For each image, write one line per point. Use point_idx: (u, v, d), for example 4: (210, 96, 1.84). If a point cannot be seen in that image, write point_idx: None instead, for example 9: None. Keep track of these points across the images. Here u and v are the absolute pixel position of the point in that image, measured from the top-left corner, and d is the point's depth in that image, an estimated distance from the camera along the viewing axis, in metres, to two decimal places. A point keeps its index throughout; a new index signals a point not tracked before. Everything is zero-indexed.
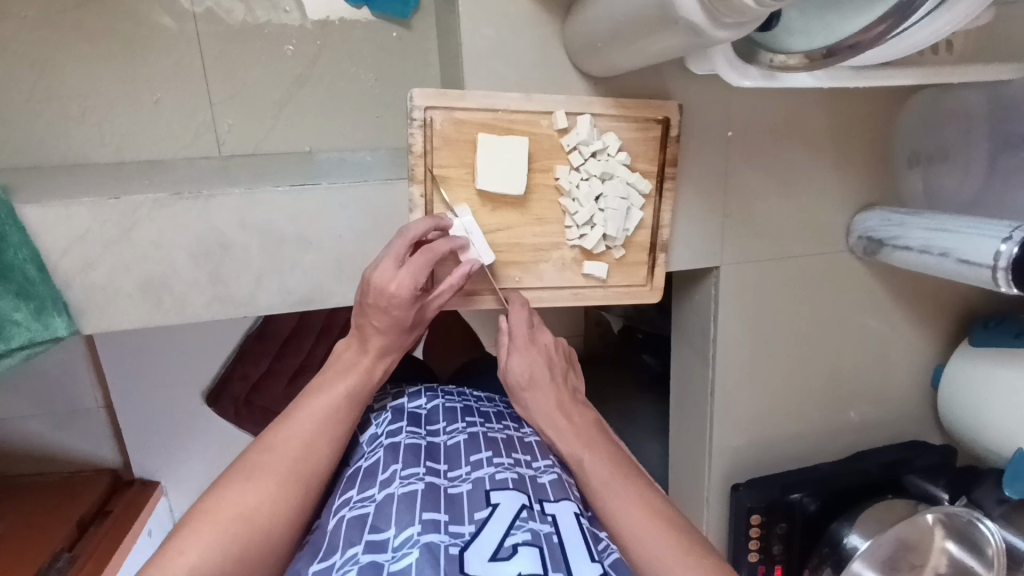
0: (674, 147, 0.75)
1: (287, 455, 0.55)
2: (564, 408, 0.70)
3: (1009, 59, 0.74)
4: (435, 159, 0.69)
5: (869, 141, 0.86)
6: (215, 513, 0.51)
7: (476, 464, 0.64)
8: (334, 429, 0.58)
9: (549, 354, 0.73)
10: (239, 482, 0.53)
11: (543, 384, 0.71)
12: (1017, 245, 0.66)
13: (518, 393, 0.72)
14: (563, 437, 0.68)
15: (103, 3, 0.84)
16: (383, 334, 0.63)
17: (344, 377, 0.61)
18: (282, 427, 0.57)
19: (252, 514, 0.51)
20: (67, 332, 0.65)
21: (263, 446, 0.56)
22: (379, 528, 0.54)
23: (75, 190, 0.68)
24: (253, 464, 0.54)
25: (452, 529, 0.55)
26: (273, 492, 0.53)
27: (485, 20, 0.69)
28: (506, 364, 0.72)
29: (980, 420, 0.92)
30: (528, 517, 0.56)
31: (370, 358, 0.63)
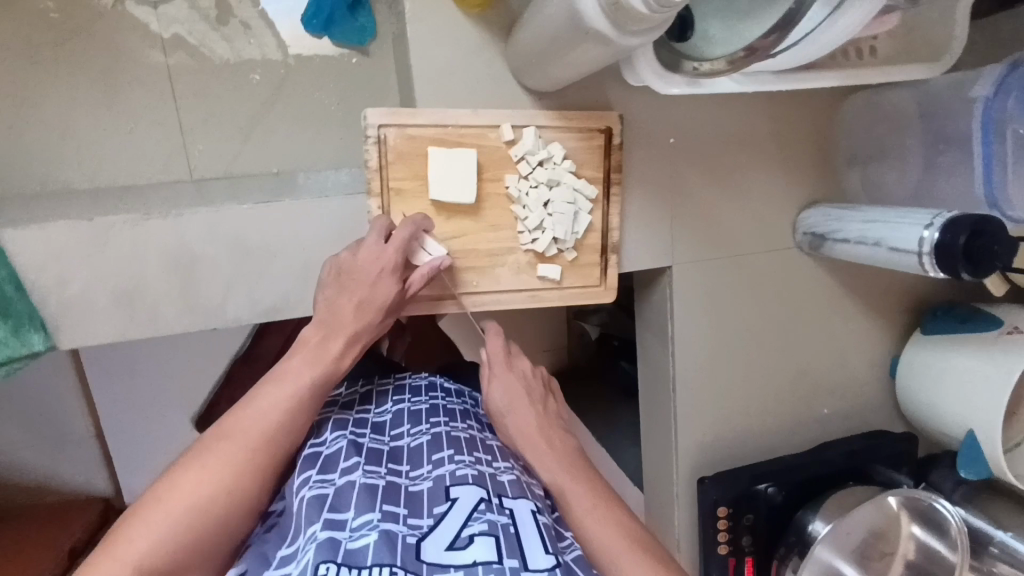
0: (617, 154, 0.80)
1: (245, 446, 0.57)
2: (545, 431, 0.73)
3: (926, 60, 0.79)
4: (391, 173, 0.74)
5: (806, 142, 0.91)
6: (168, 500, 0.53)
7: (438, 462, 0.65)
8: (293, 420, 0.61)
9: (527, 381, 0.79)
10: (192, 472, 0.55)
11: (521, 408, 0.75)
12: (938, 231, 0.70)
13: (500, 418, 0.75)
14: (539, 455, 0.70)
15: (78, 43, 0.92)
16: (352, 321, 0.68)
17: (309, 367, 0.63)
18: (242, 414, 0.59)
19: (207, 505, 0.53)
20: (43, 347, 0.70)
21: (222, 433, 0.58)
22: (339, 509, 0.56)
23: (52, 215, 0.73)
24: (209, 452, 0.56)
25: (410, 522, 0.57)
26: (229, 483, 0.55)
27: (432, 43, 0.74)
28: (486, 392, 0.77)
29: (934, 405, 0.94)
30: (486, 509, 0.57)
31: (336, 346, 0.66)
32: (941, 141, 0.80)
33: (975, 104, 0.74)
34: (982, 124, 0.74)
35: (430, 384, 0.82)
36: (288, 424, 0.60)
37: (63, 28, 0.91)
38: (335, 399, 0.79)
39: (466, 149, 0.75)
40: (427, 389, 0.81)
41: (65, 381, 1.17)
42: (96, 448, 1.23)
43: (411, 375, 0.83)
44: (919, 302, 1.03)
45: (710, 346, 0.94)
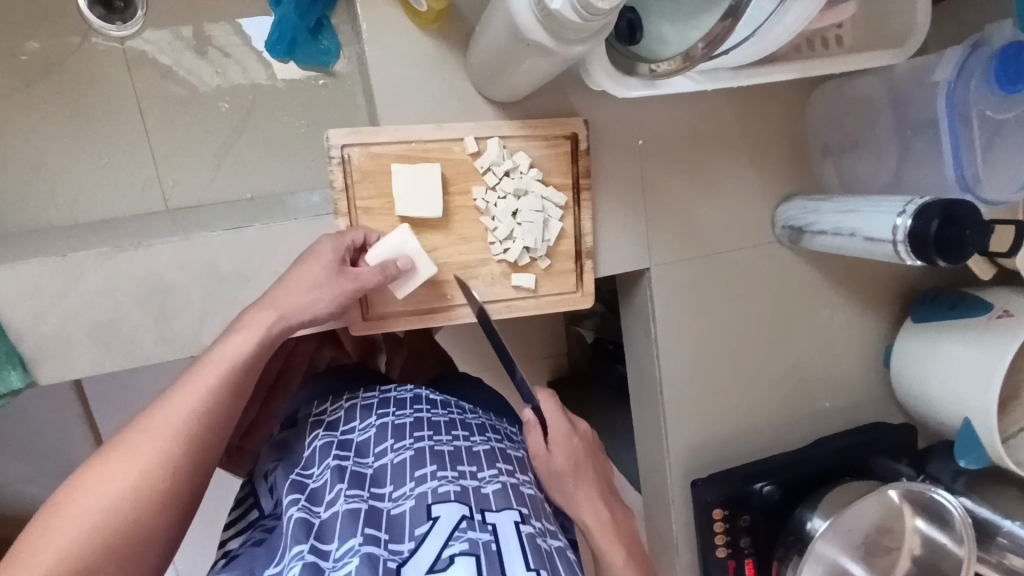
0: (585, 160, 0.80)
1: (170, 434, 0.51)
2: (605, 500, 0.70)
3: (889, 46, 0.78)
4: (357, 192, 0.75)
5: (777, 136, 0.90)
6: (81, 502, 0.45)
7: (420, 479, 0.64)
8: (222, 402, 0.55)
9: (586, 441, 0.73)
10: (106, 468, 0.48)
11: (585, 475, 0.70)
12: (911, 217, 0.69)
13: (562, 481, 0.70)
14: (605, 531, 0.67)
15: (50, 83, 0.94)
16: (295, 297, 0.64)
17: (239, 346, 0.58)
18: (164, 405, 0.53)
19: (128, 502, 0.46)
20: (21, 384, 0.72)
21: (141, 425, 0.51)
22: (324, 540, 0.57)
23: (25, 253, 0.75)
24: (129, 446, 0.49)
25: (392, 547, 0.56)
26: (156, 475, 0.48)
27: (389, 61, 0.75)
28: (546, 450, 0.71)
29: (928, 395, 0.92)
30: (467, 527, 0.56)
31: (268, 322, 0.61)
32: (909, 128, 0.80)
33: (939, 88, 0.73)
34: (946, 107, 0.73)
35: (415, 396, 0.80)
36: (219, 408, 0.54)
37: (33, 69, 0.93)
38: (318, 418, 0.79)
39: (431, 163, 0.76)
40: (412, 401, 0.79)
41: (60, 414, 1.19)
42: None
43: (396, 387, 0.81)
44: (908, 290, 1.02)
45: (696, 346, 0.94)
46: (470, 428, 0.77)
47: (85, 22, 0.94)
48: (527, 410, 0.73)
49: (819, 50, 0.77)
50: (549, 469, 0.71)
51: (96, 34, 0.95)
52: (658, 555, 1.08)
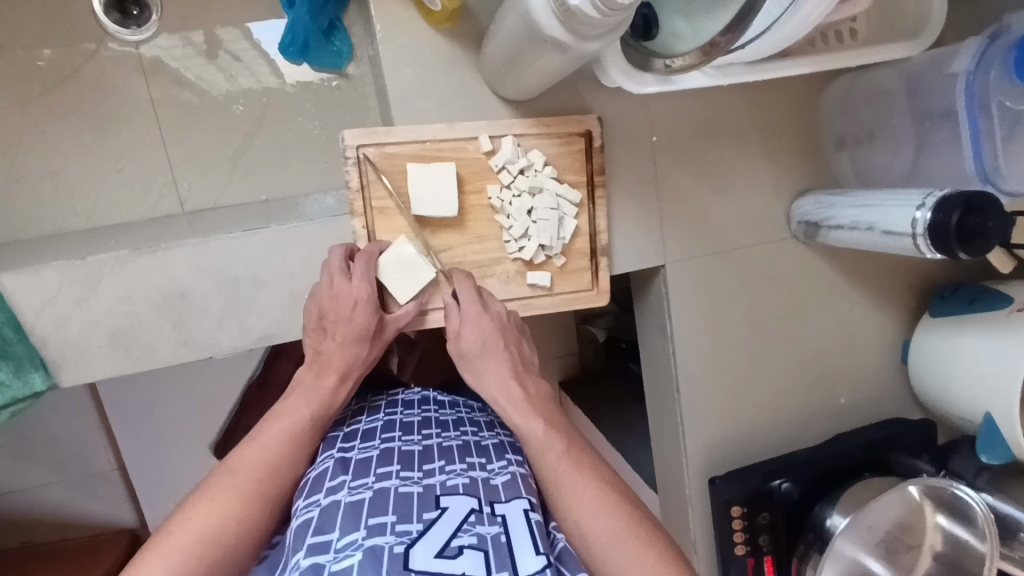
0: (599, 157, 0.80)
1: (251, 479, 0.60)
2: (518, 378, 0.72)
3: (905, 38, 0.78)
4: (373, 193, 0.75)
5: (791, 130, 0.90)
6: (180, 533, 0.54)
7: (429, 472, 0.65)
8: (294, 452, 0.64)
9: (501, 321, 0.75)
10: (201, 505, 0.57)
11: (494, 351, 0.73)
12: (930, 210, 0.69)
13: (472, 361, 0.73)
14: (518, 408, 0.68)
15: (66, 90, 0.95)
16: (343, 352, 0.71)
17: (306, 402, 0.67)
18: (245, 451, 0.62)
19: (217, 536, 0.55)
20: (44, 387, 0.73)
21: (227, 469, 0.60)
22: (323, 530, 0.55)
23: (46, 257, 0.75)
24: (219, 486, 0.58)
25: (399, 529, 0.55)
26: (239, 514, 0.57)
27: (403, 61, 0.75)
28: (458, 333, 0.74)
29: (948, 389, 0.92)
30: (476, 520, 0.56)
31: (332, 381, 0.70)
32: (927, 118, 0.79)
33: (958, 78, 0.73)
34: (966, 96, 0.72)
35: (423, 398, 0.82)
36: (289, 457, 0.64)
37: (50, 76, 0.94)
38: None
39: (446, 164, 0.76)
40: (420, 402, 0.81)
41: (79, 419, 1.20)
42: (119, 482, 1.25)
43: (404, 390, 0.84)
44: (925, 284, 1.01)
45: (711, 342, 0.93)
46: (480, 425, 0.79)
47: (101, 27, 0.95)
48: (443, 295, 0.76)
49: (833, 44, 0.77)
50: (461, 350, 0.74)
51: (111, 40, 0.96)
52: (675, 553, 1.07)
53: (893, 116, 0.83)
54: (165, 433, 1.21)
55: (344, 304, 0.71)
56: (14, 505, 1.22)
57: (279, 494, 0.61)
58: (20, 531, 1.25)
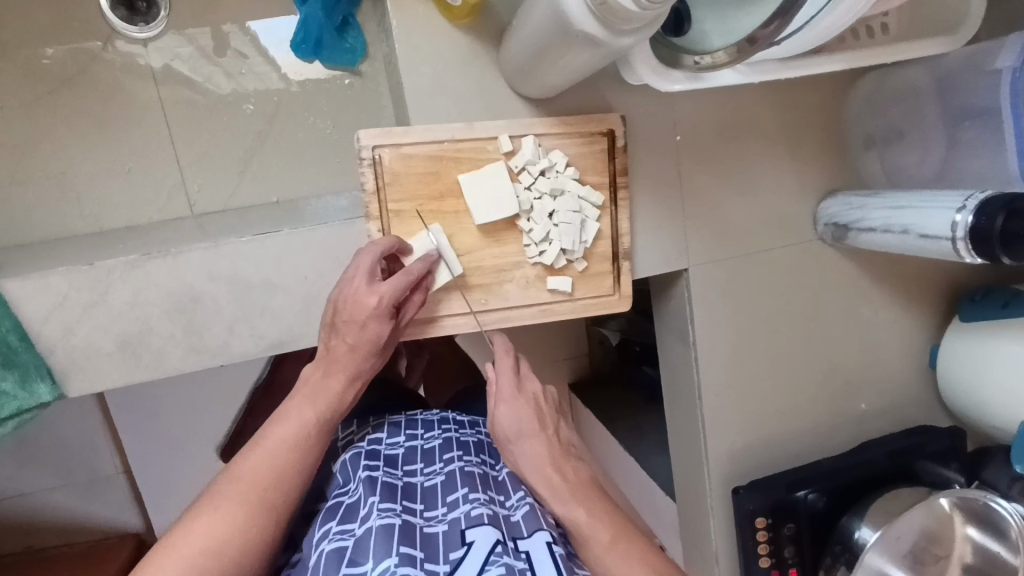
0: (622, 157, 0.77)
1: (256, 485, 0.57)
2: (557, 461, 0.68)
3: (941, 33, 0.74)
4: (389, 195, 0.73)
5: (819, 129, 0.87)
6: (181, 545, 0.52)
7: (453, 504, 0.64)
8: (305, 455, 0.61)
9: (538, 404, 0.72)
10: (206, 513, 0.54)
11: (532, 436, 0.70)
12: (972, 213, 0.66)
13: (509, 446, 0.70)
14: (556, 492, 0.66)
15: (73, 88, 0.92)
16: (354, 358, 0.67)
17: (312, 403, 0.64)
18: (249, 456, 0.59)
19: (222, 547, 0.53)
20: (51, 398, 0.71)
21: (232, 475, 0.58)
22: (357, 561, 0.55)
23: (53, 262, 0.73)
24: (222, 494, 0.56)
25: (427, 567, 0.56)
26: (244, 523, 0.54)
27: (421, 59, 0.72)
28: (494, 417, 0.71)
29: (980, 395, 0.88)
30: (503, 551, 0.56)
31: (342, 383, 0.66)
32: (965, 117, 0.76)
33: (1001, 76, 0.70)
34: (1009, 95, 0.70)
35: (442, 418, 0.81)
36: (298, 458, 0.60)
37: (57, 74, 0.92)
38: (346, 440, 0.79)
39: (489, 164, 0.74)
40: (439, 423, 0.81)
41: (85, 424, 1.17)
42: (128, 487, 1.24)
43: (422, 412, 0.83)
44: (955, 287, 0.97)
45: (735, 349, 0.90)
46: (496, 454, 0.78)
47: (107, 23, 0.93)
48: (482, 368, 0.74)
49: (867, 38, 0.74)
50: (498, 433, 0.71)
51: (118, 37, 0.93)
52: (696, 563, 1.05)
53: (925, 116, 0.80)
54: (174, 438, 1.20)
55: (360, 312, 0.65)
56: (20, 511, 1.20)
57: (289, 498, 0.58)
58: (26, 537, 1.23)
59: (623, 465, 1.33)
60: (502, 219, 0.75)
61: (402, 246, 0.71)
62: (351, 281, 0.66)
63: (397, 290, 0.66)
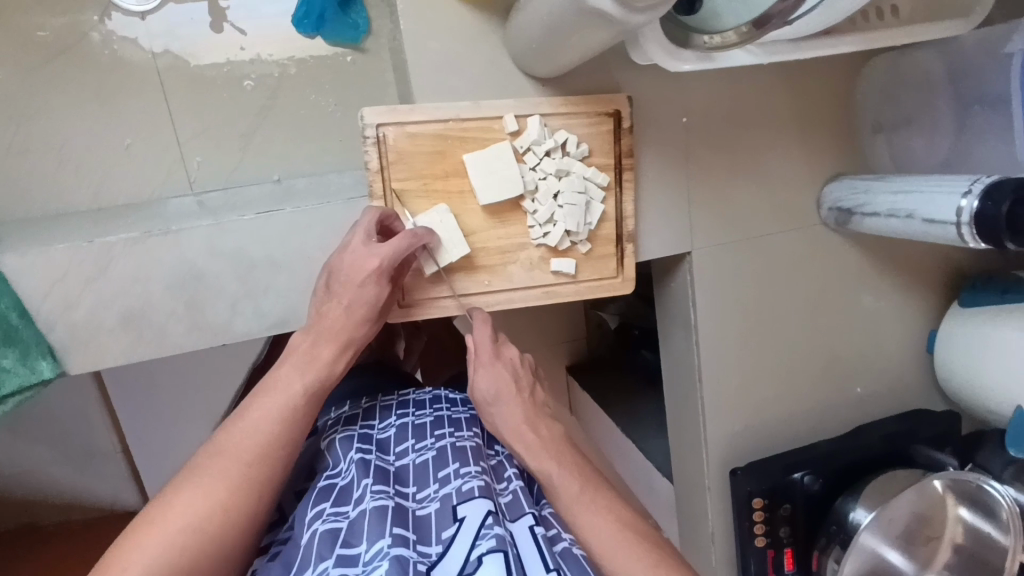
0: (628, 138, 0.76)
1: (240, 462, 0.57)
2: (535, 422, 0.70)
3: (953, 15, 0.74)
4: (393, 173, 0.72)
5: (826, 110, 0.86)
6: (162, 522, 0.51)
7: (445, 480, 0.65)
8: (290, 428, 0.60)
9: (514, 368, 0.74)
10: (186, 489, 0.54)
11: (510, 396, 0.71)
12: (978, 198, 0.66)
13: (485, 408, 0.72)
14: (532, 453, 0.68)
15: (69, 61, 0.91)
16: (348, 325, 0.67)
17: (300, 373, 0.63)
18: (234, 430, 0.59)
19: (202, 522, 0.52)
20: (52, 374, 0.70)
21: (215, 450, 0.57)
22: (351, 543, 0.57)
23: (54, 237, 0.72)
24: (204, 469, 0.56)
25: (419, 548, 0.57)
26: (226, 499, 0.54)
27: (428, 34, 0.71)
28: (472, 379, 0.72)
29: (977, 380, 0.89)
30: (494, 522, 0.57)
31: (334, 349, 0.66)
32: (975, 103, 0.78)
33: None
34: None
35: (434, 397, 0.82)
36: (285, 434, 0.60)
37: (52, 47, 0.90)
38: (337, 418, 0.79)
39: (495, 144, 0.73)
40: (431, 401, 0.81)
41: (82, 402, 1.17)
42: (125, 464, 1.24)
43: (415, 390, 0.83)
44: (955, 274, 0.98)
45: (736, 332, 0.91)
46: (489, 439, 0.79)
47: None
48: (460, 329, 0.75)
49: (877, 21, 0.73)
50: (475, 397, 0.73)
51: (115, 8, 0.91)
52: (691, 543, 1.06)
53: (936, 100, 0.81)
54: (175, 414, 1.20)
55: (356, 272, 0.66)
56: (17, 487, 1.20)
57: (274, 471, 0.58)
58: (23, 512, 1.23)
59: (619, 447, 1.34)
60: (508, 200, 0.74)
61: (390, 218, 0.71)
62: (350, 242, 0.67)
63: (395, 251, 0.66)
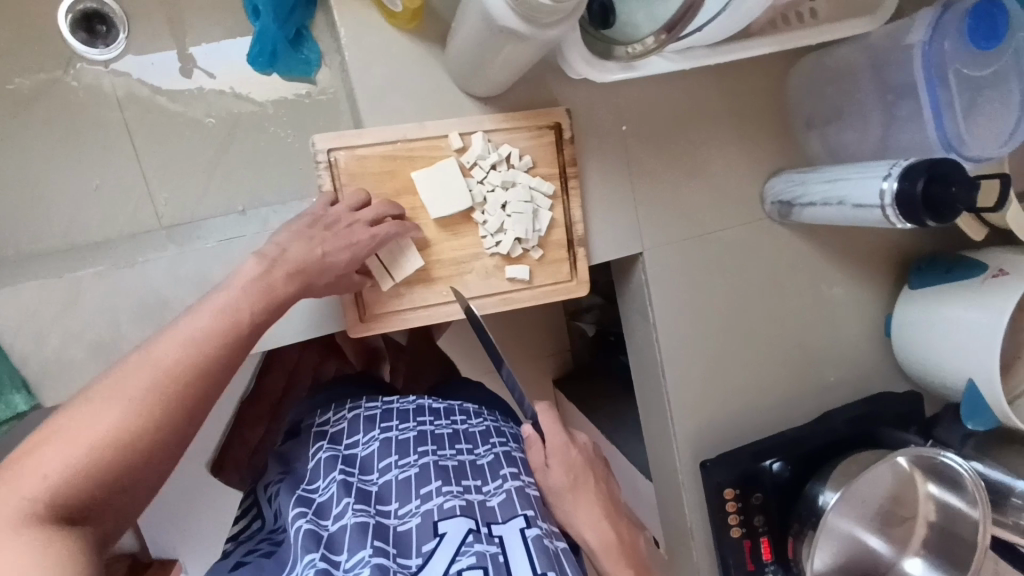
0: (570, 148, 0.81)
1: (168, 377, 0.49)
2: (612, 519, 0.74)
3: (860, 14, 0.80)
4: (346, 195, 0.76)
5: (759, 110, 0.91)
6: (73, 433, 0.45)
7: (426, 497, 0.67)
8: (230, 350, 0.54)
9: (586, 456, 0.77)
10: (101, 400, 0.47)
11: (585, 490, 0.74)
12: (897, 180, 0.69)
13: (562, 496, 0.74)
14: (612, 554, 0.70)
15: (37, 111, 0.95)
16: (302, 275, 0.64)
17: (245, 300, 0.57)
18: (163, 340, 0.51)
19: (118, 438, 0.46)
20: (26, 407, 0.72)
21: (138, 360, 0.50)
22: (335, 551, 0.61)
23: (24, 276, 0.76)
24: (124, 378, 0.48)
25: (399, 561, 0.60)
26: (152, 417, 0.48)
27: (370, 63, 0.76)
28: (546, 469, 0.75)
29: (930, 358, 0.92)
30: (474, 540, 0.61)
31: (284, 279, 0.62)
32: (891, 91, 0.81)
33: (914, 50, 0.73)
34: (923, 68, 0.73)
35: (419, 407, 0.83)
36: (222, 355, 0.53)
37: (20, 97, 0.95)
38: (321, 429, 0.82)
39: (442, 161, 0.77)
40: (415, 412, 0.82)
41: None
42: None
43: (399, 399, 0.84)
44: (903, 257, 1.02)
45: (695, 326, 0.94)
46: (472, 437, 0.81)
47: (68, 46, 0.96)
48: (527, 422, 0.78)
49: (794, 24, 0.78)
50: (547, 483, 0.75)
51: (79, 59, 0.97)
52: (675, 540, 1.08)
53: (860, 95, 0.85)
54: None
55: (345, 235, 0.70)
56: None
57: (207, 395, 0.51)
58: None
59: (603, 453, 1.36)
60: (458, 212, 0.78)
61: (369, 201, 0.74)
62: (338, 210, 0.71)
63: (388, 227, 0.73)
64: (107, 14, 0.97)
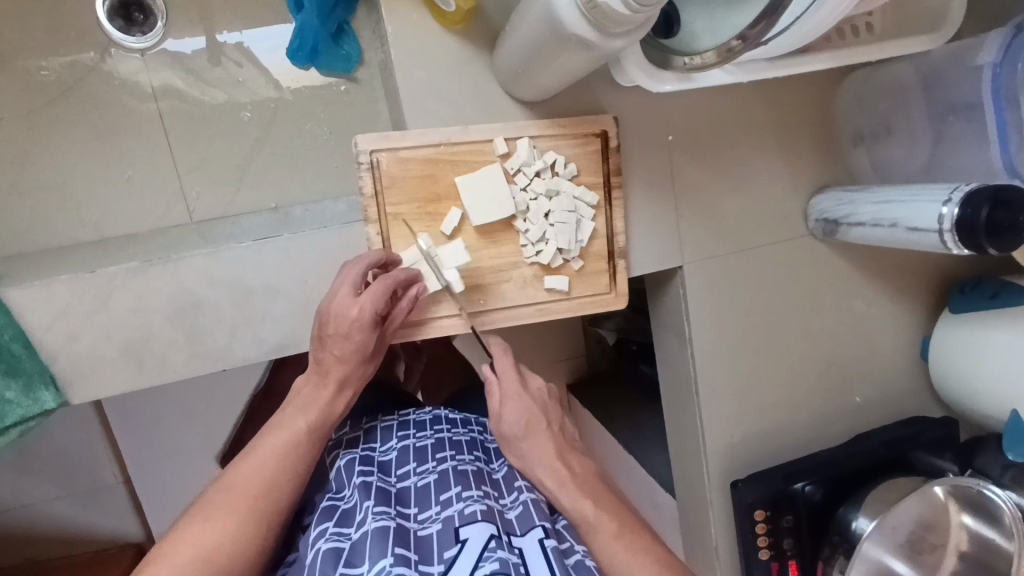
0: (616, 157, 0.79)
1: (247, 494, 0.59)
2: (563, 456, 0.71)
3: (923, 31, 0.76)
4: (387, 198, 0.74)
5: (806, 124, 0.88)
6: (176, 553, 0.54)
7: (447, 502, 0.65)
8: (296, 461, 0.63)
9: (542, 400, 0.75)
10: (198, 521, 0.56)
11: (537, 432, 0.72)
12: (957, 205, 0.67)
13: (516, 441, 0.72)
14: (568, 485, 0.68)
15: (70, 100, 0.94)
16: (342, 367, 0.68)
17: (303, 413, 0.66)
18: (243, 466, 0.62)
19: (211, 552, 0.55)
20: (55, 404, 0.71)
21: (225, 484, 0.60)
22: (353, 563, 0.57)
23: (57, 269, 0.74)
24: (213, 505, 0.58)
25: (421, 568, 0.57)
26: (236, 528, 0.57)
27: (415, 65, 0.74)
28: (500, 413, 0.73)
29: (969, 384, 0.90)
30: (497, 546, 0.57)
31: (333, 392, 0.68)
32: (949, 112, 0.78)
33: (983, 71, 0.73)
34: (991, 90, 0.72)
35: (435, 417, 0.81)
36: (288, 467, 0.62)
37: (53, 86, 0.93)
38: (339, 439, 0.80)
39: (485, 167, 0.75)
40: (431, 422, 0.80)
41: (84, 435, 1.17)
42: (127, 497, 1.22)
43: (416, 411, 0.84)
44: (945, 279, 0.99)
45: (730, 343, 0.91)
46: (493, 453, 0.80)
47: (104, 35, 0.95)
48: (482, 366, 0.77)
49: (848, 39, 0.75)
50: (502, 429, 0.73)
51: (115, 47, 0.95)
52: (698, 558, 1.06)
53: (911, 113, 0.82)
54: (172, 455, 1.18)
55: (344, 322, 0.67)
56: (20, 522, 1.19)
57: (280, 506, 0.60)
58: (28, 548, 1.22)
59: (621, 464, 1.34)
60: (500, 220, 0.76)
61: (391, 259, 0.73)
62: (337, 292, 0.69)
63: (377, 297, 0.67)
64: (148, 4, 0.96)
